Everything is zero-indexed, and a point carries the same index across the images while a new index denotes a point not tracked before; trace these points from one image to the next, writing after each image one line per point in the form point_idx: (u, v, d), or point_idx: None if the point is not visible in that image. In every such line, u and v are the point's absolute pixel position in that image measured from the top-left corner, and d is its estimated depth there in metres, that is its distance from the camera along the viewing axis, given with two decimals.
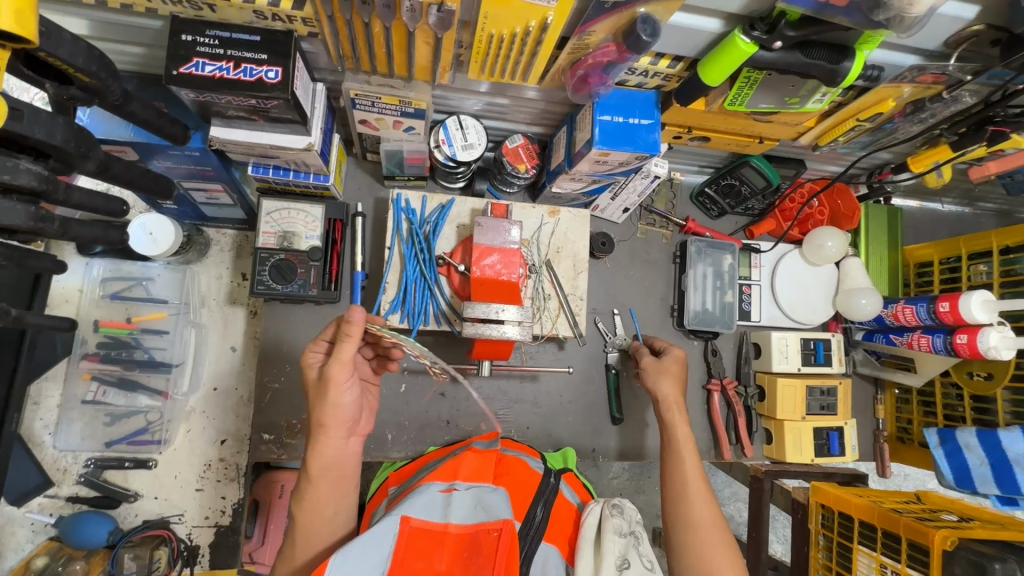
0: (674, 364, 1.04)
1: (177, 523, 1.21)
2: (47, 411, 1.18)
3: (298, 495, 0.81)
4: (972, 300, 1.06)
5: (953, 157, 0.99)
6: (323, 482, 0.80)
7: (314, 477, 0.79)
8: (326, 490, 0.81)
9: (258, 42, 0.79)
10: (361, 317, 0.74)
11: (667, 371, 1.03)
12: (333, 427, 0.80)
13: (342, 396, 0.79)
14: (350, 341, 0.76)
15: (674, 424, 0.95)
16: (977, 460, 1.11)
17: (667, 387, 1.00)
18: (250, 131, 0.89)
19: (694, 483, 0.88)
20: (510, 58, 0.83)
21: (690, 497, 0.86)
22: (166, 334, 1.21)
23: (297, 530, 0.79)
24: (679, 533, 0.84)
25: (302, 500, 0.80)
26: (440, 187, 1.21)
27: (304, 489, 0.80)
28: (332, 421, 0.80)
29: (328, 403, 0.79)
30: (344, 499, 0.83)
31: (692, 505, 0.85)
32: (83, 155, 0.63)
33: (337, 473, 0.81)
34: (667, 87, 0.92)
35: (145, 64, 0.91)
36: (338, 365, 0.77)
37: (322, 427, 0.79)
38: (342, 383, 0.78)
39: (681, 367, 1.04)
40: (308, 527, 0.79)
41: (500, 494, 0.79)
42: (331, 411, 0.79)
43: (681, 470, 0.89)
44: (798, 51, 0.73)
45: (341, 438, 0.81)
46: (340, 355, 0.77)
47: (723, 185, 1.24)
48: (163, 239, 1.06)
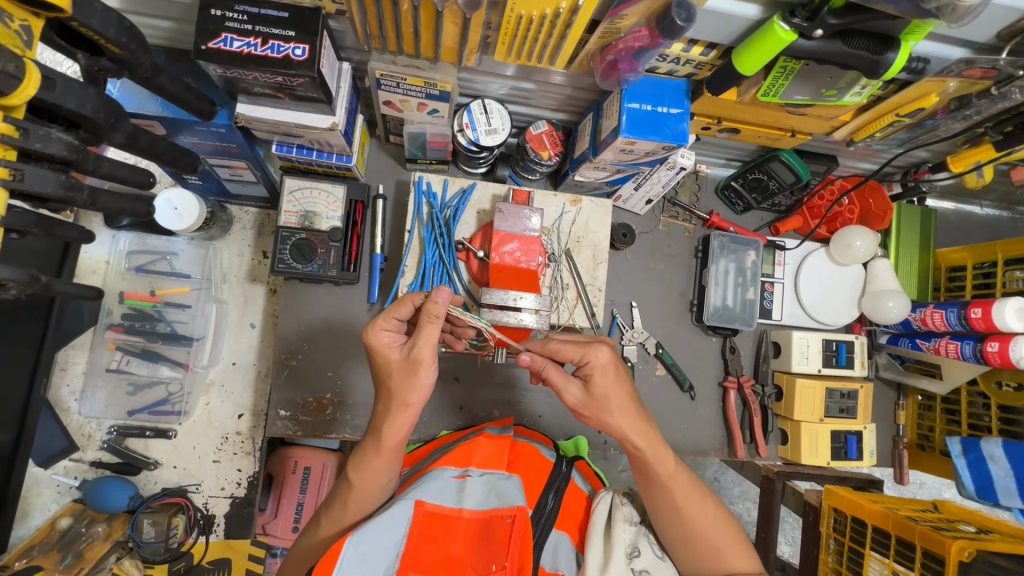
0: (607, 375, 0.76)
1: (194, 492, 1.24)
2: (73, 378, 1.21)
3: (359, 461, 0.80)
4: (1006, 307, 1.02)
5: (996, 157, 0.95)
6: (393, 454, 0.80)
7: (386, 450, 0.79)
8: (390, 459, 0.80)
9: (286, 19, 0.78)
10: (447, 299, 0.74)
11: (609, 395, 0.77)
12: (417, 407, 0.78)
13: (430, 378, 0.78)
14: (436, 323, 0.75)
15: (651, 464, 0.79)
16: (1001, 472, 1.09)
17: (619, 410, 0.77)
18: (275, 108, 0.90)
19: (687, 505, 0.80)
20: (538, 41, 0.81)
21: (684, 507, 0.80)
22: (189, 309, 1.23)
23: (350, 492, 0.80)
24: (684, 552, 0.82)
25: (363, 467, 0.79)
26: (462, 172, 1.20)
27: (369, 457, 0.79)
28: (417, 401, 0.78)
29: (414, 383, 0.76)
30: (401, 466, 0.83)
31: (688, 512, 0.80)
32: (112, 126, 0.63)
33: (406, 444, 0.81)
34: (698, 76, 0.89)
35: (174, 39, 0.92)
36: (429, 346, 0.76)
37: (409, 407, 0.78)
38: (431, 365, 0.77)
39: (614, 377, 0.77)
40: (360, 492, 0.80)
41: (513, 481, 0.79)
42: (418, 392, 0.77)
43: (667, 494, 0.80)
44: (840, 41, 0.70)
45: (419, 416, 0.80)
46: (428, 335, 0.76)
47: (750, 179, 1.21)
48: (187, 214, 1.08)
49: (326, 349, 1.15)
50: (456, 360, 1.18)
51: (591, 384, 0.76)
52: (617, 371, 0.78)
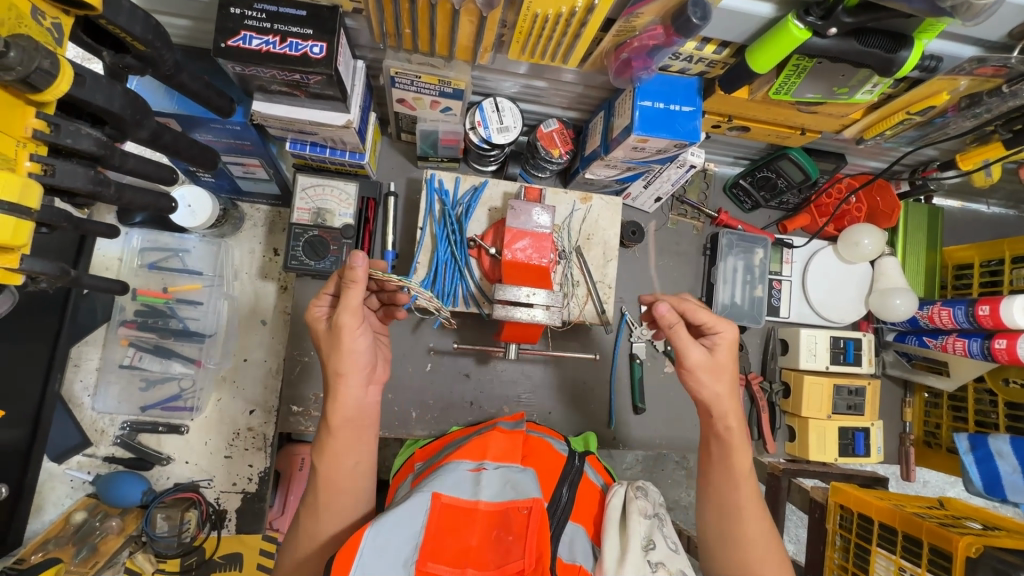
0: (727, 353, 0.84)
1: (206, 488, 1.24)
2: (86, 374, 1.22)
3: (319, 446, 0.83)
4: (1014, 304, 1.02)
5: (1005, 155, 0.96)
6: (345, 432, 0.82)
7: (335, 428, 0.82)
8: (346, 441, 0.83)
9: (304, 17, 0.79)
10: (363, 263, 0.76)
11: (725, 369, 0.83)
12: (351, 374, 0.81)
13: (356, 341, 0.80)
14: (356, 287, 0.78)
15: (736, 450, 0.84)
16: (1009, 468, 1.09)
17: (724, 395, 0.83)
18: (291, 106, 0.91)
19: (748, 505, 0.83)
20: (553, 39, 0.82)
21: (742, 515, 0.83)
22: (200, 305, 1.24)
23: (318, 481, 0.81)
24: (723, 550, 0.83)
25: (323, 453, 0.82)
26: (472, 169, 1.21)
27: (324, 441, 0.82)
28: (349, 368, 0.81)
29: (342, 349, 0.80)
30: (364, 450, 0.85)
31: (745, 525, 0.82)
32: (137, 123, 0.64)
33: (358, 422, 0.84)
34: (710, 74, 0.90)
35: (191, 38, 0.93)
36: (350, 310, 0.78)
37: (341, 376, 0.81)
38: (354, 329, 0.79)
39: (731, 355, 0.85)
40: (331, 481, 0.82)
41: (528, 474, 0.81)
42: (348, 358, 0.80)
43: (734, 492, 0.84)
44: (854, 39, 0.71)
45: (360, 386, 0.83)
46: (350, 301, 0.78)
47: (758, 177, 1.22)
48: (201, 211, 1.10)
49: None
50: (467, 357, 1.19)
51: (714, 352, 0.83)
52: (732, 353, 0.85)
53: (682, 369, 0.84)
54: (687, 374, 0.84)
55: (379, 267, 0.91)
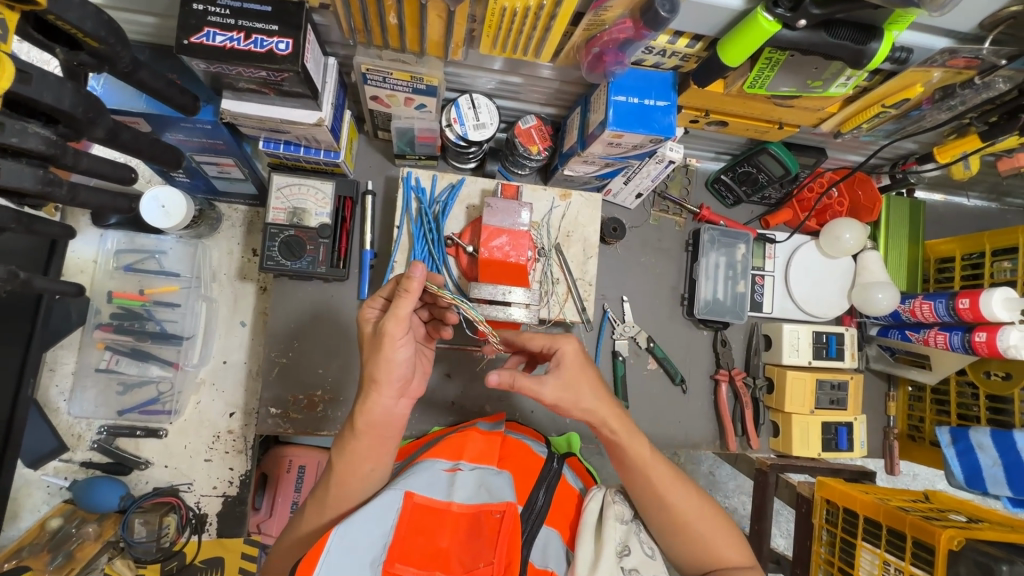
0: (578, 365, 0.80)
1: (186, 491, 1.23)
2: (62, 378, 1.21)
3: (339, 445, 0.80)
4: (993, 297, 1.03)
5: (982, 147, 0.96)
6: (369, 436, 0.78)
7: (359, 431, 0.77)
8: (366, 445, 0.78)
9: (269, 13, 0.78)
10: (421, 274, 0.73)
11: (582, 383, 0.79)
12: (385, 384, 0.76)
13: (397, 352, 0.75)
14: (408, 297, 0.73)
15: (626, 447, 0.80)
16: (989, 461, 1.09)
17: (591, 397, 0.79)
18: (261, 104, 0.89)
19: (659, 475, 0.81)
20: (523, 34, 0.81)
21: (666, 498, 0.81)
22: (178, 308, 1.22)
23: (331, 477, 0.79)
24: (671, 534, 0.82)
25: (343, 452, 0.78)
26: (451, 167, 1.20)
27: (346, 440, 0.79)
28: (384, 378, 0.76)
29: (380, 357, 0.75)
30: (384, 457, 0.81)
31: (671, 505, 0.81)
32: (92, 122, 0.62)
33: (381, 431, 0.78)
34: (685, 69, 0.89)
35: (158, 35, 0.91)
36: (397, 320, 0.74)
37: (375, 383, 0.76)
38: (397, 339, 0.74)
39: (584, 367, 0.80)
40: (343, 478, 0.79)
41: (504, 477, 0.80)
42: (385, 367, 0.75)
43: (648, 483, 0.81)
44: (823, 31, 0.70)
45: (392, 398, 0.77)
46: (400, 310, 0.73)
47: (740, 172, 1.21)
48: (175, 211, 1.08)
49: (312, 346, 1.15)
50: (448, 356, 1.18)
51: (561, 371, 0.79)
52: (583, 363, 0.81)
53: (549, 407, 0.80)
54: (552, 408, 0.80)
55: (434, 281, 0.85)
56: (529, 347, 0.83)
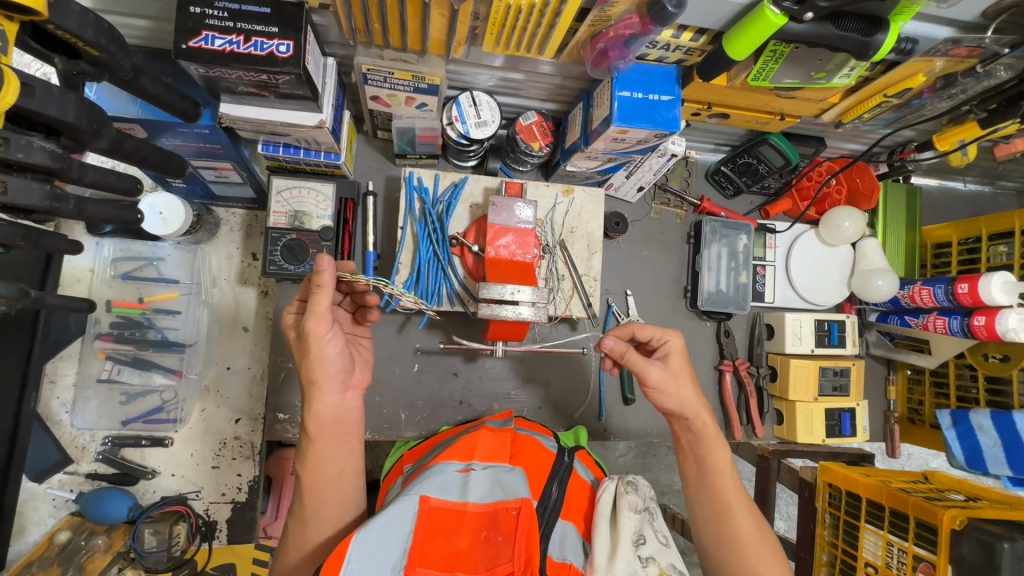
0: (680, 361, 0.89)
1: (195, 499, 1.23)
2: (63, 390, 1.19)
3: (302, 454, 0.81)
4: (992, 282, 1.04)
5: (981, 135, 0.97)
6: (325, 438, 0.80)
7: (313, 435, 0.80)
8: (328, 448, 0.80)
9: (268, 14, 0.76)
10: (330, 266, 0.70)
11: (682, 375, 0.88)
12: (324, 381, 0.78)
13: (325, 348, 0.76)
14: (322, 292, 0.72)
15: (710, 446, 0.88)
16: (989, 442, 1.11)
17: (689, 390, 0.88)
18: (261, 107, 0.88)
19: (733, 490, 0.86)
20: (527, 30, 0.80)
21: (733, 514, 0.85)
22: (178, 315, 1.21)
23: (302, 486, 0.80)
24: (725, 553, 0.84)
25: (306, 460, 0.80)
26: (451, 166, 1.19)
27: (305, 448, 0.80)
28: (322, 375, 0.77)
29: (311, 357, 0.76)
30: (349, 455, 0.83)
31: (737, 523, 0.84)
32: (96, 132, 0.61)
33: (338, 429, 0.81)
34: (688, 62, 0.89)
35: (152, 38, 0.89)
36: (317, 316, 0.74)
37: (314, 383, 0.78)
38: (322, 335, 0.75)
39: (686, 362, 0.89)
40: (320, 494, 0.80)
41: (517, 473, 0.79)
42: (319, 365, 0.77)
43: (721, 491, 0.86)
44: (830, 23, 0.70)
45: (336, 394, 0.80)
46: (317, 307, 0.73)
47: (740, 164, 1.22)
48: (173, 218, 1.06)
49: None
50: (455, 355, 1.18)
51: (668, 362, 0.88)
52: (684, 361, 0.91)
53: (647, 391, 0.88)
54: (652, 393, 0.88)
55: (349, 269, 0.83)
56: (636, 334, 0.90)
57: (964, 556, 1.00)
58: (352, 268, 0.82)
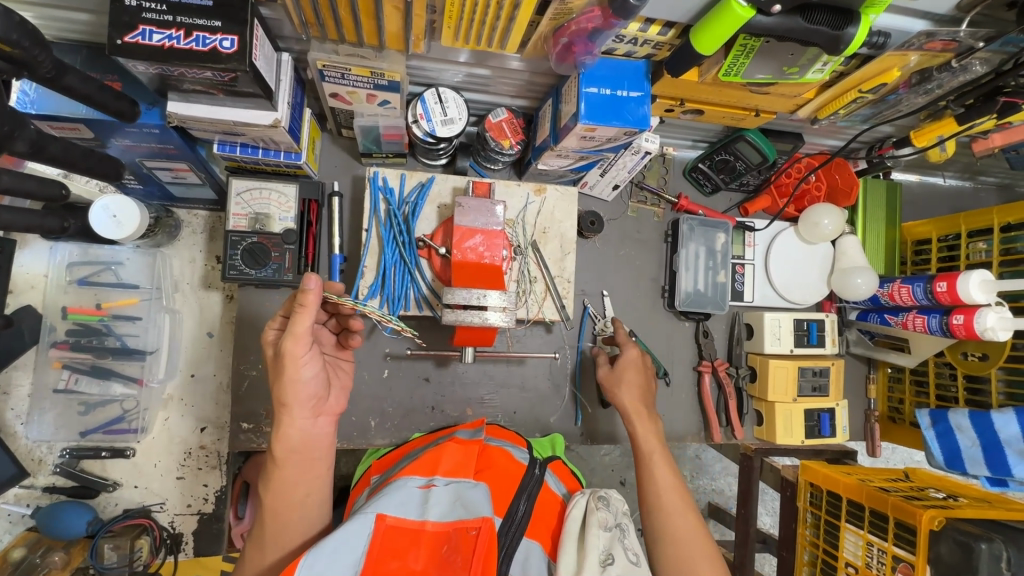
0: (629, 368, 1.05)
1: (159, 511, 1.19)
2: (18, 401, 1.15)
3: (265, 478, 0.75)
4: (970, 280, 1.02)
5: (959, 131, 0.94)
6: (293, 464, 0.75)
7: (280, 459, 0.75)
8: (295, 472, 0.75)
9: (210, 8, 0.72)
10: (317, 286, 0.68)
11: (622, 377, 1.04)
12: (295, 405, 0.74)
13: (301, 370, 0.72)
14: (306, 312, 0.70)
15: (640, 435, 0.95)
16: (968, 442, 1.08)
17: (625, 394, 1.02)
18: (210, 106, 0.83)
19: (667, 482, 0.88)
20: (487, 25, 0.77)
21: (667, 510, 0.85)
22: (139, 321, 1.16)
23: (264, 514, 0.74)
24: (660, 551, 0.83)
25: (270, 482, 0.75)
26: (420, 164, 1.15)
27: (270, 471, 0.75)
28: (292, 400, 0.74)
29: (286, 379, 0.72)
30: (318, 480, 0.78)
31: (671, 519, 0.84)
32: (11, 135, 0.57)
33: (305, 455, 0.76)
34: (658, 57, 0.86)
35: (93, 34, 0.84)
36: (298, 337, 0.70)
37: (284, 406, 0.74)
38: (299, 357, 0.72)
39: (636, 371, 1.05)
40: (279, 510, 0.74)
41: (481, 490, 0.76)
42: (291, 388, 0.73)
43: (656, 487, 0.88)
44: (799, 16, 0.67)
45: (307, 418, 0.76)
46: (299, 327, 0.70)
47: (717, 160, 1.19)
48: (127, 222, 1.02)
49: None
50: (426, 360, 1.15)
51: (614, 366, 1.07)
52: (640, 370, 1.06)
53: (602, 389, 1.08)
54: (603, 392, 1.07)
55: (333, 289, 0.81)
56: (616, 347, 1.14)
57: (942, 557, 0.97)
58: (338, 290, 0.79)
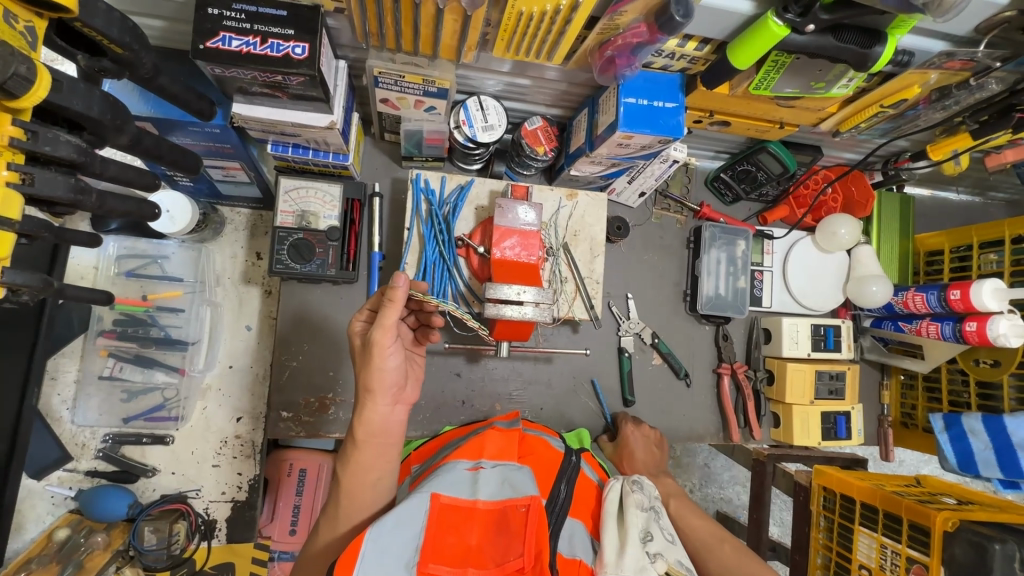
0: (632, 443, 1.15)
1: (195, 498, 1.22)
2: (64, 387, 1.18)
3: (344, 457, 0.80)
4: (983, 288, 1.07)
5: (973, 146, 1.00)
6: (370, 447, 0.79)
7: (360, 442, 0.79)
8: (372, 455, 0.79)
9: (284, 17, 0.78)
10: (405, 283, 0.73)
11: (628, 449, 1.14)
12: (379, 392, 0.78)
13: (387, 360, 0.77)
14: (393, 307, 0.75)
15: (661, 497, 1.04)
16: (981, 445, 1.12)
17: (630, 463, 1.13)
18: (273, 108, 0.89)
19: (704, 531, 0.94)
20: (538, 38, 0.82)
21: (711, 547, 0.91)
22: (182, 312, 1.22)
23: (341, 491, 0.78)
24: None
25: (349, 463, 0.79)
26: (457, 169, 1.20)
27: (349, 452, 0.79)
28: (378, 385, 0.77)
29: (372, 367, 0.77)
30: (390, 466, 0.81)
31: (717, 550, 0.90)
32: (118, 128, 0.64)
33: (383, 439, 0.79)
34: (692, 70, 0.91)
35: (166, 39, 0.90)
36: (383, 330, 0.75)
37: (369, 392, 0.77)
38: (386, 346, 0.76)
39: (639, 443, 1.15)
40: (353, 489, 0.78)
41: (526, 472, 0.80)
42: (377, 376, 0.77)
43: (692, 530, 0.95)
44: (830, 35, 0.73)
45: (387, 405, 0.79)
46: (386, 320, 0.75)
47: (739, 171, 1.24)
48: (180, 217, 1.07)
49: (327, 349, 1.15)
50: (458, 356, 1.19)
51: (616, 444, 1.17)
52: (643, 445, 1.15)
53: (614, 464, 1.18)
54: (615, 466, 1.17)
55: (419, 288, 0.86)
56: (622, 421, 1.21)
57: (956, 558, 1.01)
58: (423, 289, 0.85)
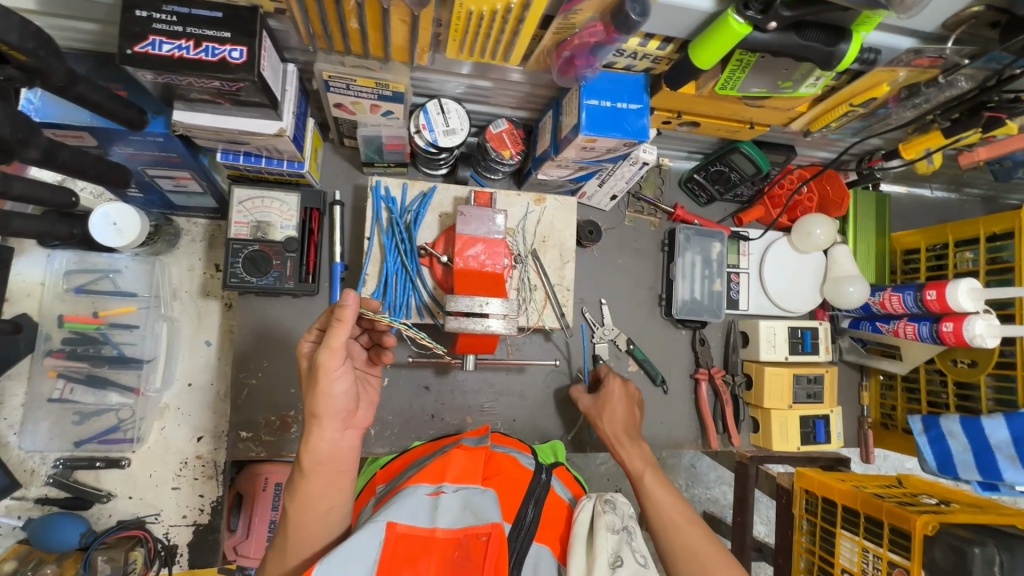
0: (615, 399, 1.11)
1: (154, 523, 1.17)
2: (12, 411, 1.13)
3: (291, 487, 0.75)
4: (959, 289, 1.05)
5: (945, 144, 0.97)
6: (318, 475, 0.74)
7: (308, 470, 0.74)
8: (322, 485, 0.74)
9: (220, 19, 0.73)
10: (354, 301, 0.69)
11: (612, 402, 1.10)
12: (326, 417, 0.73)
13: (333, 384, 0.72)
14: (341, 327, 0.70)
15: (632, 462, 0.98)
16: (960, 447, 1.10)
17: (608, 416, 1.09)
18: (215, 115, 0.84)
19: (678, 513, 0.86)
20: (490, 37, 0.78)
21: (680, 528, 0.84)
22: (136, 329, 1.16)
23: (287, 523, 0.74)
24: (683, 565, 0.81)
25: (294, 495, 0.74)
26: (422, 174, 1.16)
27: (296, 483, 0.74)
28: (324, 411, 0.73)
29: (318, 393, 0.72)
30: (341, 494, 0.77)
31: (685, 534, 0.83)
32: (24, 142, 0.59)
33: (334, 466, 0.75)
34: (656, 70, 0.88)
35: (100, 43, 0.85)
36: (331, 352, 0.71)
37: (315, 419, 0.73)
38: (333, 370, 0.71)
39: (620, 401, 1.10)
40: (302, 519, 0.74)
41: (489, 496, 0.76)
42: (323, 402, 0.72)
43: (662, 506, 0.87)
44: (793, 33, 0.70)
45: (336, 430, 0.75)
46: (334, 340, 0.70)
47: (712, 172, 1.21)
48: (128, 230, 1.01)
49: (285, 364, 1.11)
50: (426, 368, 1.15)
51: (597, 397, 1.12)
52: (625, 403, 1.10)
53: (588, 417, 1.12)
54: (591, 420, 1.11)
55: (369, 305, 0.81)
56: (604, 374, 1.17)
57: (937, 562, 0.99)
58: (375, 306, 0.81)
